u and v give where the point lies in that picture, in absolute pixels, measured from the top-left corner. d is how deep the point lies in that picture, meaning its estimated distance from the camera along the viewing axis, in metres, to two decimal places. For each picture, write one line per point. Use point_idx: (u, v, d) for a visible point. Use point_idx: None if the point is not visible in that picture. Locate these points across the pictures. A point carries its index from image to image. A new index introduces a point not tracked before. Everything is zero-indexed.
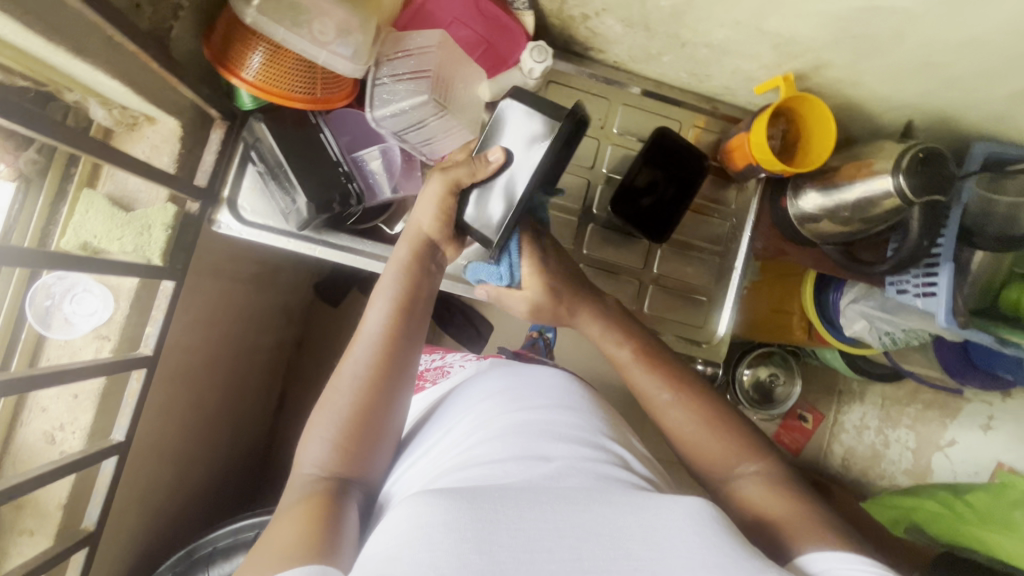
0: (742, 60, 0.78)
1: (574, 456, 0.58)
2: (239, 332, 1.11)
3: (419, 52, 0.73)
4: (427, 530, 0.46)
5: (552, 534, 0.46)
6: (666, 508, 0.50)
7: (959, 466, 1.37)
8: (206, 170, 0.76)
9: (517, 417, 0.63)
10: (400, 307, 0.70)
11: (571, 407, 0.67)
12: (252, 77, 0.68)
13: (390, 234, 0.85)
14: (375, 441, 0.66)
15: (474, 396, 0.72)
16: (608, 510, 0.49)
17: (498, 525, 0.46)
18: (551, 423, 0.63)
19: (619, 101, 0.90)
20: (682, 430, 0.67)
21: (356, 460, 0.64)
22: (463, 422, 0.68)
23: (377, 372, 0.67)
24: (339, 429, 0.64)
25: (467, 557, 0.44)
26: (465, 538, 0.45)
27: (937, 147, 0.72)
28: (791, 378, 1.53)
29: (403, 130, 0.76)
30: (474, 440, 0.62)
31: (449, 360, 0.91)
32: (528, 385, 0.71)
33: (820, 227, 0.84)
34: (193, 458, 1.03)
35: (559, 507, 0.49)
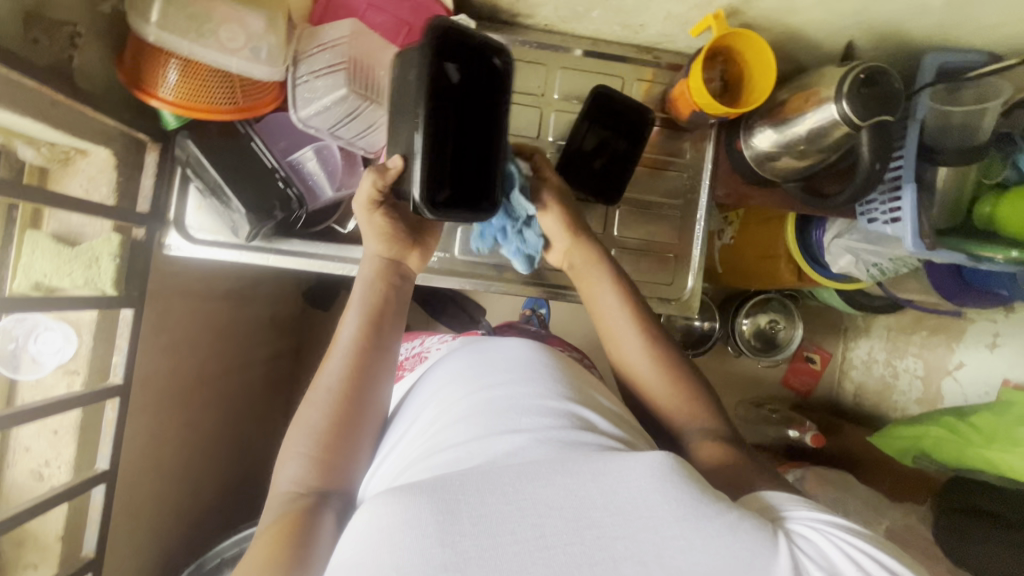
0: (670, 3, 0.75)
1: (546, 429, 0.54)
2: (225, 348, 1.12)
3: (333, 45, 0.71)
4: (391, 530, 0.42)
5: (514, 514, 0.43)
6: (624, 467, 0.46)
7: (969, 388, 1.32)
8: (147, 195, 0.76)
9: (482, 395, 0.60)
10: (369, 311, 0.70)
11: (544, 375, 0.63)
12: (170, 96, 0.67)
13: (345, 234, 0.84)
14: (348, 446, 0.63)
15: (439, 379, 0.69)
16: (569, 479, 0.45)
17: (459, 513, 0.42)
18: (519, 395, 0.59)
19: (557, 65, 0.87)
20: (645, 373, 0.68)
21: (336, 463, 0.62)
22: (430, 407, 0.64)
23: (355, 376, 0.66)
24: (314, 441, 0.62)
25: (428, 551, 0.40)
26: (427, 532, 0.41)
27: (883, 65, 0.68)
28: (791, 321, 1.57)
29: (333, 126, 0.75)
30: (441, 425, 0.59)
31: (428, 345, 0.86)
32: (492, 360, 0.66)
33: (779, 165, 0.82)
34: (197, 475, 1.07)
35: (526, 483, 0.44)
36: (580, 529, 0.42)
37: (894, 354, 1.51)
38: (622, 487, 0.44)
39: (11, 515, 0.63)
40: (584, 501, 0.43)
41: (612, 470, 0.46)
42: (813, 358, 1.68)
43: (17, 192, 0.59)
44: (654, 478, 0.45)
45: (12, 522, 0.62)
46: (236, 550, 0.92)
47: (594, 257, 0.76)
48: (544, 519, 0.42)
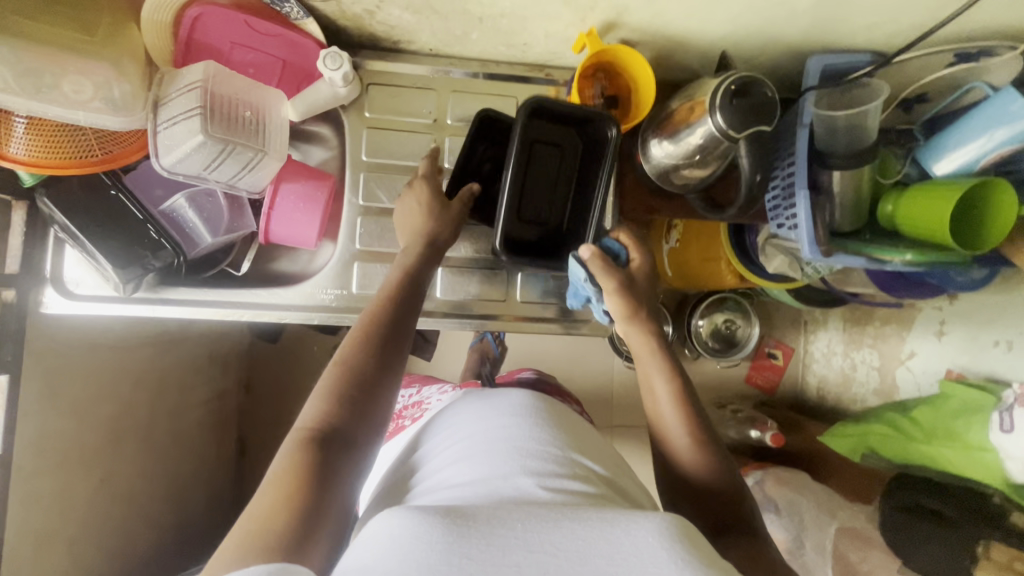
0: (545, 21, 0.73)
1: (549, 482, 0.53)
2: (149, 394, 1.08)
3: (190, 90, 0.69)
4: (398, 544, 0.41)
5: (520, 548, 0.41)
6: (632, 522, 0.43)
7: (922, 378, 1.30)
8: (15, 255, 0.72)
9: (488, 437, 0.59)
10: (400, 290, 0.70)
11: (549, 420, 0.62)
12: (21, 154, 0.64)
13: (239, 276, 0.86)
14: (370, 405, 0.61)
15: (446, 421, 0.67)
16: (576, 524, 0.43)
17: (468, 537, 0.41)
18: (528, 440, 0.58)
19: (446, 89, 0.85)
20: (687, 455, 0.66)
21: (356, 415, 0.59)
22: (439, 449, 0.63)
23: (384, 336, 0.65)
24: (338, 386, 0.60)
25: (434, 569, 0.39)
26: (433, 552, 0.40)
27: (753, 73, 0.67)
28: (748, 321, 1.57)
29: (205, 171, 0.72)
30: (451, 466, 0.58)
31: (426, 395, 0.90)
32: (499, 400, 0.65)
33: (676, 177, 0.80)
34: (126, 528, 1.03)
35: (533, 522, 0.43)
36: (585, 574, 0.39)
37: (851, 346, 1.50)
38: (628, 540, 0.42)
39: None
40: (590, 547, 0.41)
41: (621, 519, 0.43)
42: (774, 354, 1.66)
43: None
44: (659, 538, 0.42)
45: None
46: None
47: (653, 334, 0.72)
48: (550, 559, 0.40)
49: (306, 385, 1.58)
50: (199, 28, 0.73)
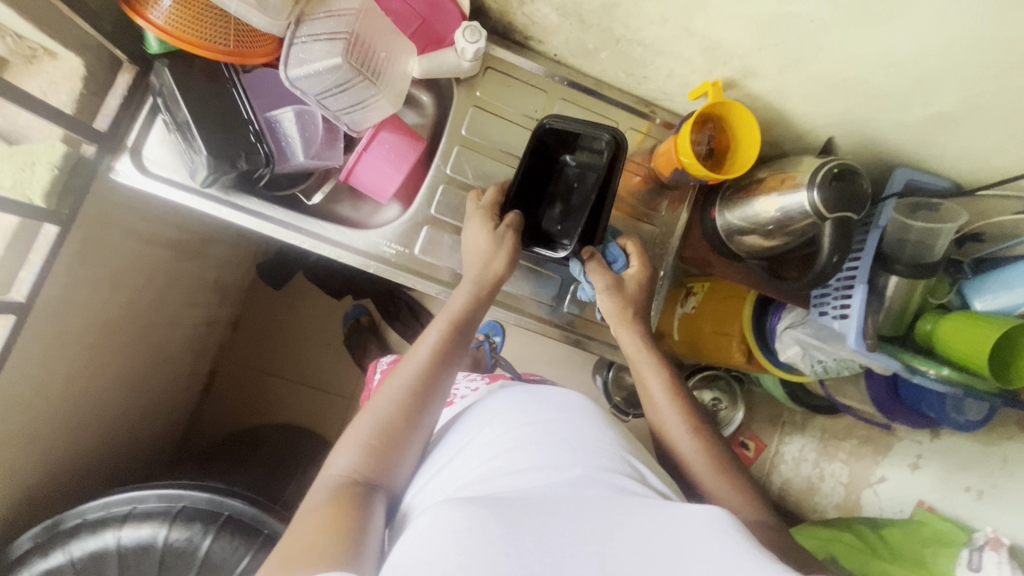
0: (675, 61, 0.78)
1: (606, 472, 0.53)
2: (155, 298, 1.05)
3: (341, 15, 0.71)
4: (455, 533, 0.42)
5: (577, 540, 0.42)
6: (686, 514, 0.46)
7: (886, 503, 1.35)
8: (108, 114, 0.73)
9: (532, 427, 0.59)
10: (448, 330, 0.71)
11: (592, 420, 0.62)
12: (159, 20, 0.64)
13: (307, 206, 0.85)
14: (400, 446, 0.63)
15: (489, 408, 0.67)
16: (629, 521, 0.45)
17: (525, 529, 0.42)
18: (575, 435, 0.58)
19: (556, 95, 0.88)
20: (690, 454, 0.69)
21: (385, 464, 0.61)
22: (480, 432, 0.63)
23: (424, 383, 0.66)
24: (375, 431, 0.62)
25: (494, 558, 0.40)
26: (491, 541, 0.41)
27: (853, 165, 0.72)
28: (733, 405, 1.63)
29: (321, 93, 0.73)
30: (491, 450, 0.58)
31: (456, 381, 0.86)
32: (547, 398, 0.66)
33: (745, 239, 0.84)
34: (87, 423, 0.98)
35: (589, 518, 0.45)
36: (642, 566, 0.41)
37: (823, 456, 1.53)
38: (686, 535, 0.44)
39: None
40: (648, 541, 0.43)
41: (675, 513, 0.47)
42: (747, 445, 1.70)
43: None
44: (715, 528, 0.45)
45: None
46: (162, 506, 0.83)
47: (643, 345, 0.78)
48: (607, 550, 0.42)
49: (294, 339, 1.55)
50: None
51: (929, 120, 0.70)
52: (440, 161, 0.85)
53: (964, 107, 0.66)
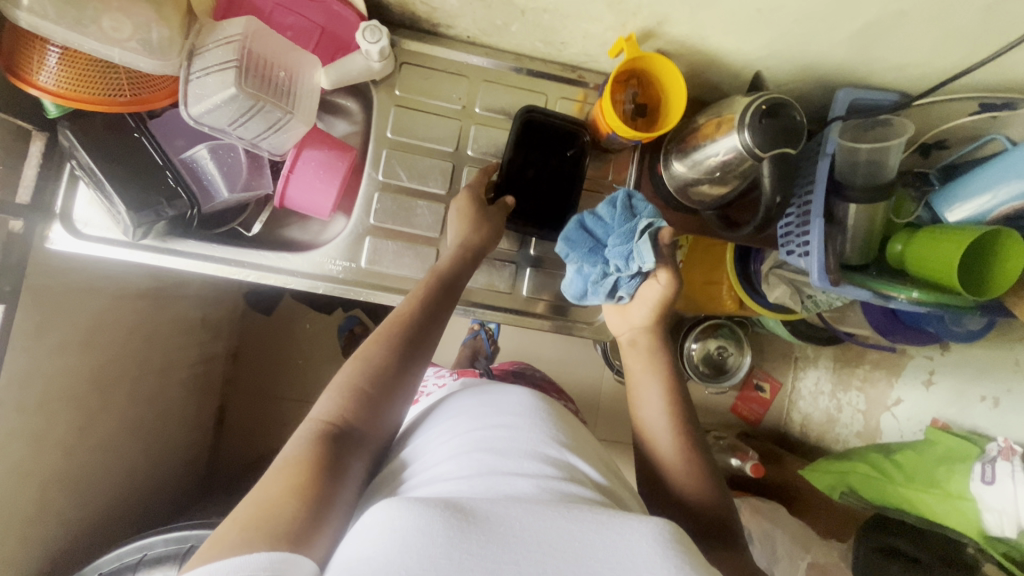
0: (586, 22, 0.74)
1: (547, 477, 0.52)
2: (138, 350, 1.07)
3: (227, 42, 0.69)
4: (400, 533, 0.41)
5: (518, 547, 0.41)
6: (628, 528, 0.43)
7: (905, 424, 1.31)
8: (28, 185, 0.72)
9: (482, 432, 0.58)
10: (432, 291, 0.70)
11: (542, 423, 0.60)
12: (51, 85, 0.64)
13: (249, 237, 0.85)
14: (388, 401, 0.61)
15: (448, 413, 0.67)
16: (572, 525, 0.43)
17: (469, 530, 0.41)
18: (523, 439, 0.57)
19: (478, 78, 0.86)
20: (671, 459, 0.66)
21: (369, 410, 0.60)
22: (438, 438, 0.62)
23: (408, 340, 0.65)
24: (364, 376, 0.61)
25: (435, 561, 0.39)
26: (436, 543, 0.40)
27: (782, 96, 0.68)
28: (741, 350, 1.61)
29: (230, 125, 0.72)
30: (444, 456, 0.57)
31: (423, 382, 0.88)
32: (498, 402, 0.64)
33: (694, 192, 0.81)
34: (101, 478, 1.01)
35: (532, 521, 0.43)
36: None
37: (839, 387, 1.51)
38: (622, 544, 0.42)
39: None
40: (587, 551, 0.41)
41: (615, 523, 0.44)
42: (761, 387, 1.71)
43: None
44: (656, 543, 0.42)
45: None
46: (172, 548, 0.86)
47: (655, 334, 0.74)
48: (547, 561, 0.40)
49: (292, 361, 1.56)
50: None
51: (858, 34, 0.66)
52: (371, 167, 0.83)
53: (889, 15, 0.62)
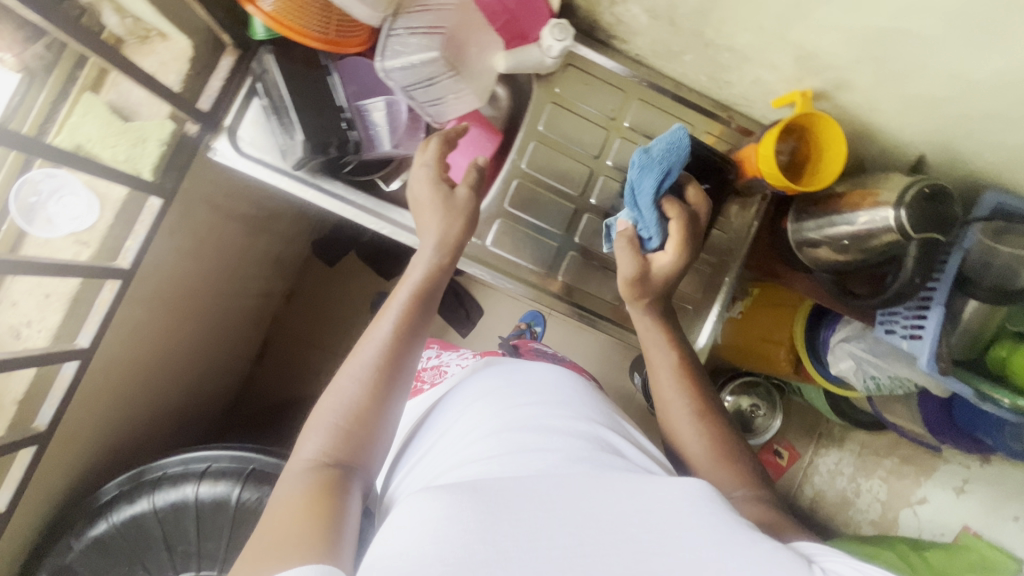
0: (763, 69, 0.77)
1: (573, 459, 0.58)
2: (225, 269, 1.11)
3: (437, 9, 0.72)
4: (434, 521, 0.45)
5: (552, 522, 0.45)
6: (662, 490, 0.50)
7: (926, 525, 1.34)
8: (211, 95, 0.76)
9: (510, 418, 0.65)
10: (409, 306, 0.70)
11: (557, 404, 0.68)
12: (268, 8, 0.67)
13: (385, 191, 0.86)
14: (378, 426, 0.63)
15: (466, 398, 0.74)
16: (604, 497, 0.49)
17: (500, 516, 0.45)
18: (543, 424, 0.63)
19: (634, 96, 0.88)
20: (689, 441, 0.72)
21: (360, 445, 0.61)
22: (461, 423, 0.69)
23: (395, 356, 0.66)
24: (342, 413, 0.62)
25: (470, 546, 0.42)
26: (469, 529, 0.44)
27: (945, 184, 0.70)
28: (772, 412, 1.51)
29: (411, 86, 0.75)
30: (472, 439, 0.64)
31: (446, 361, 0.89)
32: (517, 391, 0.72)
33: (818, 253, 0.84)
34: (162, 382, 1.04)
35: (566, 496, 0.48)
36: (618, 542, 0.45)
37: (859, 471, 1.47)
38: (656, 507, 0.48)
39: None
40: (623, 517, 0.47)
41: (641, 493, 0.50)
42: (781, 454, 1.53)
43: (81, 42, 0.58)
44: (689, 502, 0.49)
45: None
46: (234, 467, 0.86)
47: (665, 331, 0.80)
48: (583, 529, 0.45)
49: (342, 316, 1.59)
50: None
51: None
52: (515, 155, 0.86)
53: None
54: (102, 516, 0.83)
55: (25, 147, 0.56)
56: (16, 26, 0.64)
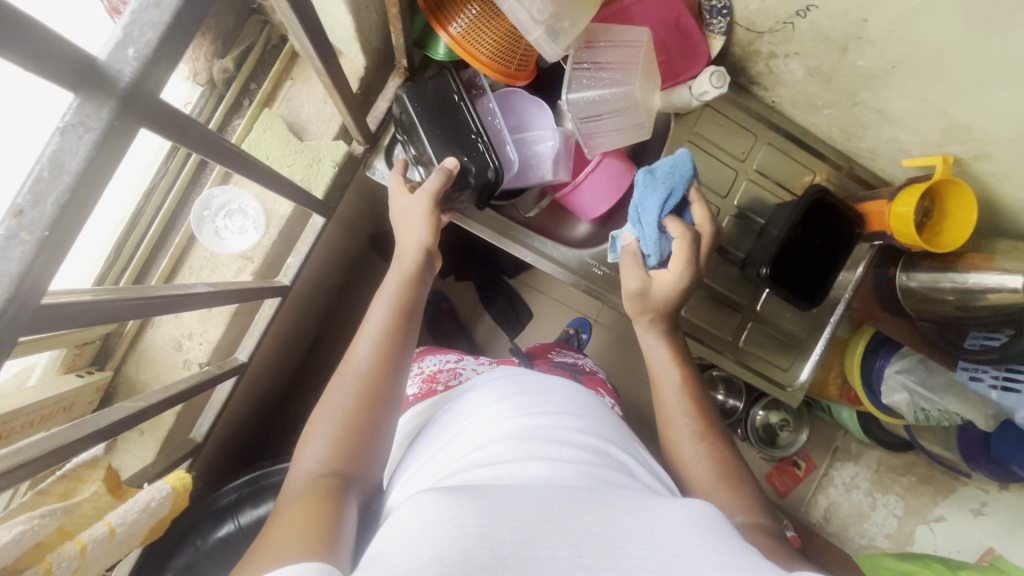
0: (905, 132, 0.81)
1: (580, 466, 0.54)
2: (317, 271, 1.09)
3: (623, 45, 0.77)
4: (431, 524, 0.40)
5: (552, 532, 0.42)
6: (664, 512, 0.47)
7: (942, 542, 1.32)
8: (377, 116, 0.76)
9: (521, 422, 0.60)
10: (397, 310, 0.65)
11: (572, 413, 0.64)
12: (456, 33, 0.70)
13: (522, 217, 0.89)
14: (381, 428, 0.58)
15: (481, 397, 0.69)
16: (609, 512, 0.46)
17: (501, 521, 0.41)
18: (559, 430, 0.59)
19: (764, 140, 0.91)
20: (690, 459, 0.68)
21: (360, 454, 0.56)
22: (470, 424, 0.64)
23: (391, 358, 0.62)
24: (341, 422, 0.56)
25: (469, 550, 0.38)
26: (469, 533, 0.39)
27: None
28: (797, 427, 1.41)
29: (588, 118, 0.78)
30: (483, 439, 0.59)
31: (464, 367, 0.85)
32: (537, 394, 0.67)
33: (923, 304, 0.90)
34: (253, 384, 1.03)
35: (566, 507, 0.45)
36: (617, 557, 0.41)
37: (875, 486, 1.44)
38: (660, 525, 0.45)
39: (194, 378, 0.61)
40: (623, 532, 0.44)
41: (643, 514, 0.47)
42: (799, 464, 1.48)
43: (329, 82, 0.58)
44: (694, 525, 0.46)
45: (196, 380, 0.61)
46: None
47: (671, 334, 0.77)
48: (582, 543, 0.42)
49: None
50: (639, 5, 0.78)
51: None
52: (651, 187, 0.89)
53: None
54: (230, 517, 0.85)
55: (239, 163, 0.48)
56: (204, 39, 0.65)
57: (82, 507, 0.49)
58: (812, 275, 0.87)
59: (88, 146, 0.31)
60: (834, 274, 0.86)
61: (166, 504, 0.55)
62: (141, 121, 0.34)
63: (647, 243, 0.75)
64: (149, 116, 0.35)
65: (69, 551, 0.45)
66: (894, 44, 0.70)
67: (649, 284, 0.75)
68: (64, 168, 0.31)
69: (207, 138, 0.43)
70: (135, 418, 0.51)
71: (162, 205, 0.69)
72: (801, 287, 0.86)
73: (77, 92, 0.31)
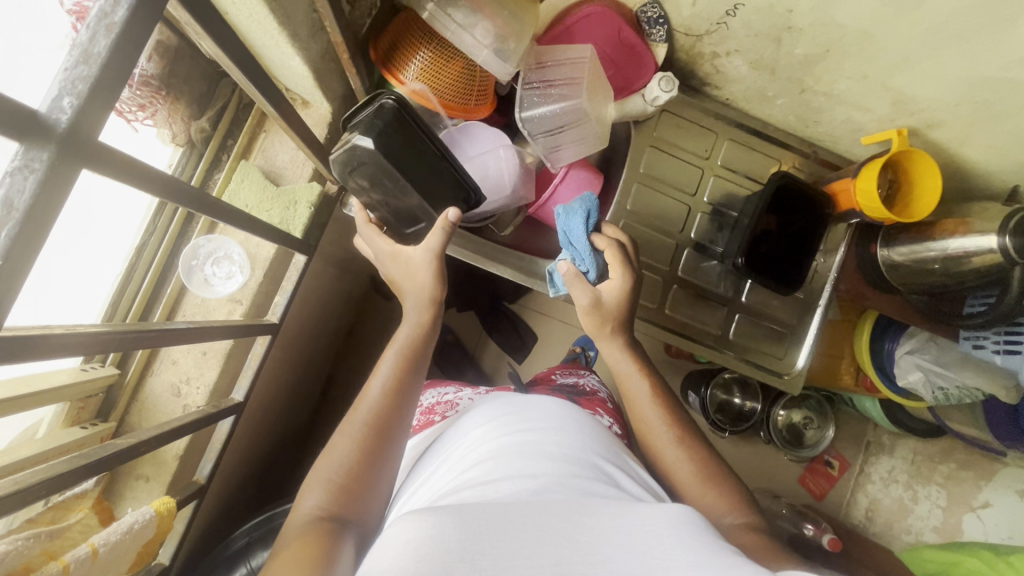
0: (857, 111, 0.83)
1: (565, 479, 0.54)
2: (318, 314, 1.12)
3: (569, 63, 0.81)
4: (412, 541, 0.40)
5: (532, 542, 0.42)
6: (644, 514, 0.48)
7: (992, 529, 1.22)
8: None
9: (508, 440, 0.60)
10: (402, 360, 0.65)
11: (563, 428, 0.64)
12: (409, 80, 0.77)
13: (498, 235, 0.93)
14: (382, 456, 0.58)
15: (471, 422, 0.69)
16: (588, 519, 0.46)
17: (482, 536, 0.42)
18: (546, 444, 0.59)
19: (725, 136, 0.94)
20: (673, 467, 0.69)
21: (358, 495, 0.56)
22: (461, 449, 0.64)
23: (396, 391, 0.63)
24: (342, 469, 0.57)
25: (449, 565, 0.39)
26: (449, 549, 0.40)
27: None
28: (823, 423, 1.35)
29: (545, 131, 0.82)
30: (471, 462, 0.59)
31: (460, 395, 0.85)
32: (528, 411, 0.67)
33: (907, 276, 0.89)
34: (261, 431, 1.05)
35: (547, 516, 0.45)
36: (595, 563, 0.42)
37: (915, 479, 1.36)
38: (641, 530, 0.45)
39: (185, 417, 0.64)
40: (604, 537, 0.44)
41: (627, 518, 0.47)
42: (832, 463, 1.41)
43: (287, 126, 0.63)
44: (673, 526, 0.46)
45: (188, 419, 0.64)
46: None
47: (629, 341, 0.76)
48: (562, 550, 0.42)
49: None
50: (581, 26, 0.83)
51: None
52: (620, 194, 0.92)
53: None
54: (240, 562, 0.86)
55: (203, 206, 0.52)
56: (181, 105, 0.71)
57: (66, 534, 0.58)
58: (789, 258, 0.87)
59: (32, 186, 0.36)
60: (810, 255, 0.88)
61: (150, 525, 0.62)
62: (83, 163, 0.39)
63: (584, 260, 0.77)
64: (92, 159, 0.39)
65: (51, 567, 0.52)
66: (823, 30, 0.73)
67: (600, 295, 0.75)
68: (13, 206, 0.35)
69: (163, 176, 0.47)
70: (128, 454, 0.54)
71: (153, 259, 0.74)
72: (777, 270, 0.87)
73: (21, 139, 0.36)
